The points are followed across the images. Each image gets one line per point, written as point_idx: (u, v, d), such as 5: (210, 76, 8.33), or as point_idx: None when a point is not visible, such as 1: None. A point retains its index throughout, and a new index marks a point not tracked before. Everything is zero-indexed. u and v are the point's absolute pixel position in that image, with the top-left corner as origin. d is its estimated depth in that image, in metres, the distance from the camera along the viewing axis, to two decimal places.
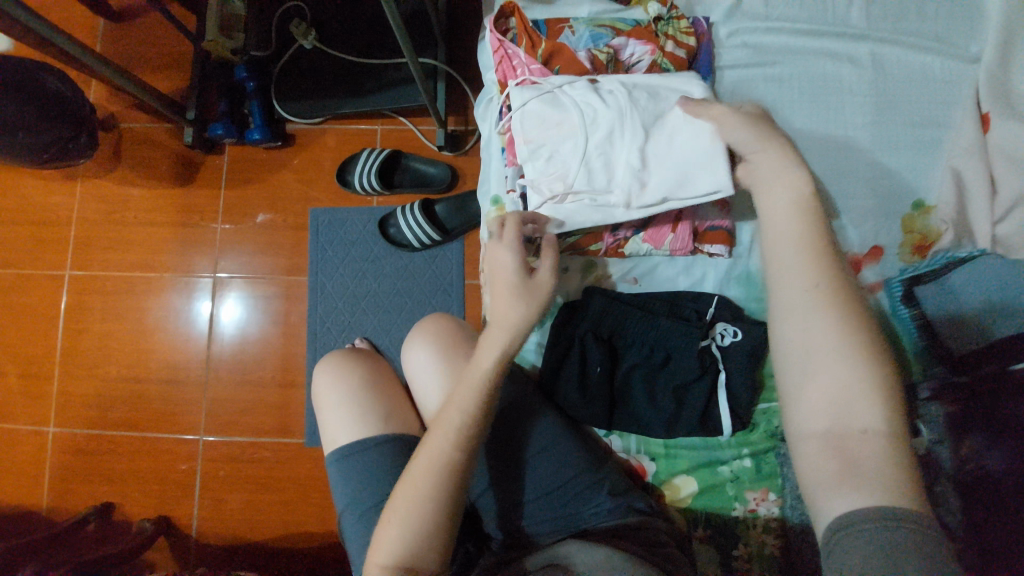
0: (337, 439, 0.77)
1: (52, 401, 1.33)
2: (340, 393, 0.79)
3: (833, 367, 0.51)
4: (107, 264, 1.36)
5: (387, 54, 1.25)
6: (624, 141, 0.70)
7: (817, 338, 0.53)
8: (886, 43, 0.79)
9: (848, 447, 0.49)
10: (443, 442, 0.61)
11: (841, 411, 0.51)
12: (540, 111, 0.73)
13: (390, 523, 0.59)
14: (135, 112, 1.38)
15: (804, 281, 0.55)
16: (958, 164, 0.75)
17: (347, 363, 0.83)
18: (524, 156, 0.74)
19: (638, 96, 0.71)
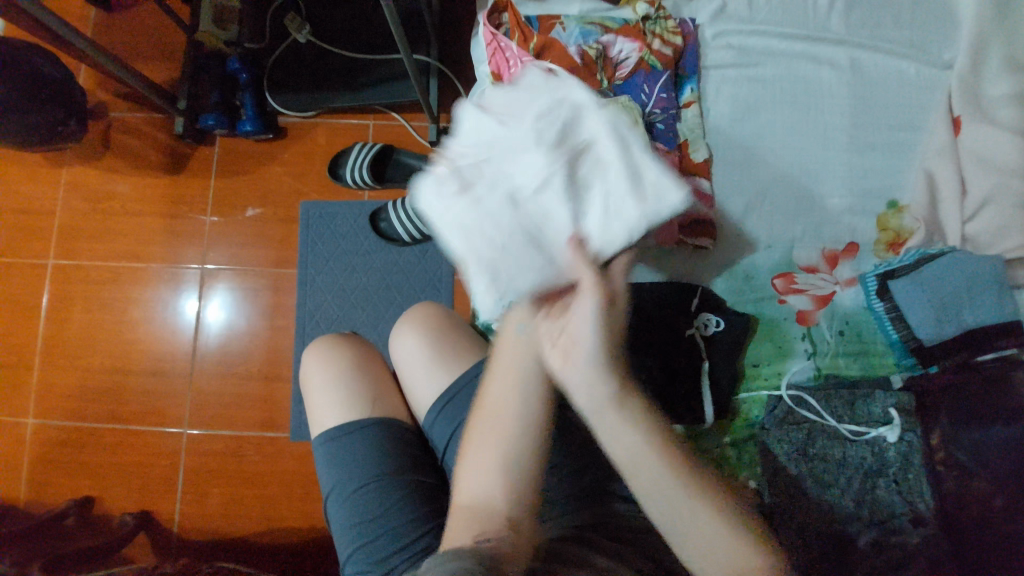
0: (325, 422, 0.77)
1: (31, 391, 1.31)
2: (328, 375, 0.79)
3: (681, 500, 0.58)
4: (94, 255, 1.34)
5: (381, 50, 1.26)
6: (499, 205, 0.66)
7: (672, 493, 0.58)
8: (864, 49, 0.82)
9: (725, 559, 0.56)
10: (511, 393, 0.64)
11: (724, 552, 0.56)
12: (506, 105, 0.69)
13: (465, 468, 0.64)
14: (124, 101, 1.37)
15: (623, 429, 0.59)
16: (932, 165, 0.79)
17: (334, 346, 0.82)
18: (461, 122, 0.72)
19: (555, 200, 0.64)
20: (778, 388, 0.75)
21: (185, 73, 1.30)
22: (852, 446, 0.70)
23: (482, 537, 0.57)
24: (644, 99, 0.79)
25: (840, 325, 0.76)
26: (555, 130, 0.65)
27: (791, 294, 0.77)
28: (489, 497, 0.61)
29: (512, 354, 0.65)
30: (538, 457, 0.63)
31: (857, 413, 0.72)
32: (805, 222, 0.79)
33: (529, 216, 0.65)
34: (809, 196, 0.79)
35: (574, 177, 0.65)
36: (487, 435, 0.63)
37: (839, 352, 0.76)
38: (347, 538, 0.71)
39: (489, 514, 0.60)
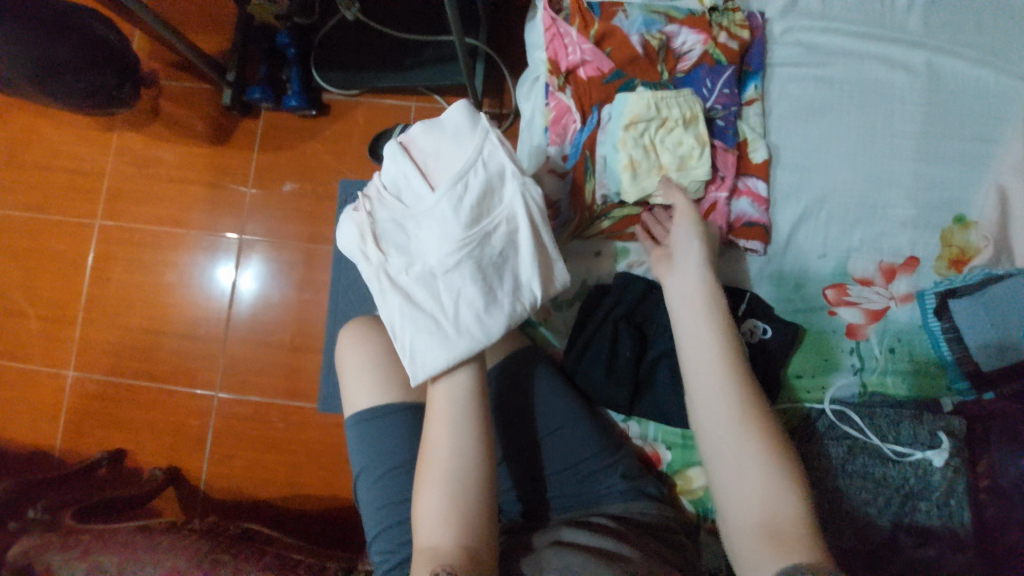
0: (358, 401, 0.78)
1: (73, 345, 1.36)
2: (364, 355, 0.80)
3: (742, 440, 0.55)
4: (138, 217, 1.38)
5: (428, 29, 1.25)
6: (408, 265, 0.68)
7: (729, 425, 0.56)
8: (941, 53, 0.78)
9: (775, 523, 0.51)
10: (445, 434, 0.64)
11: (769, 505, 0.52)
12: (432, 162, 0.68)
13: (422, 501, 0.61)
14: (175, 69, 1.39)
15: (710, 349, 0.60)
16: (1004, 181, 0.75)
17: (369, 327, 0.82)
18: (385, 168, 0.70)
19: (461, 272, 0.66)
20: (820, 402, 0.73)
21: (236, 45, 1.31)
22: (893, 466, 0.68)
23: (441, 568, 0.55)
24: (705, 93, 0.76)
25: (891, 342, 0.73)
26: (472, 200, 0.66)
27: (842, 306, 0.75)
28: (441, 536, 0.59)
29: (438, 402, 0.66)
30: (483, 493, 0.61)
31: (901, 433, 0.69)
32: (864, 233, 0.76)
33: (432, 279, 0.67)
34: (870, 205, 0.76)
35: (482, 249, 0.66)
36: (431, 478, 0.62)
37: (889, 369, 0.73)
38: (376, 518, 0.73)
39: (442, 554, 0.57)
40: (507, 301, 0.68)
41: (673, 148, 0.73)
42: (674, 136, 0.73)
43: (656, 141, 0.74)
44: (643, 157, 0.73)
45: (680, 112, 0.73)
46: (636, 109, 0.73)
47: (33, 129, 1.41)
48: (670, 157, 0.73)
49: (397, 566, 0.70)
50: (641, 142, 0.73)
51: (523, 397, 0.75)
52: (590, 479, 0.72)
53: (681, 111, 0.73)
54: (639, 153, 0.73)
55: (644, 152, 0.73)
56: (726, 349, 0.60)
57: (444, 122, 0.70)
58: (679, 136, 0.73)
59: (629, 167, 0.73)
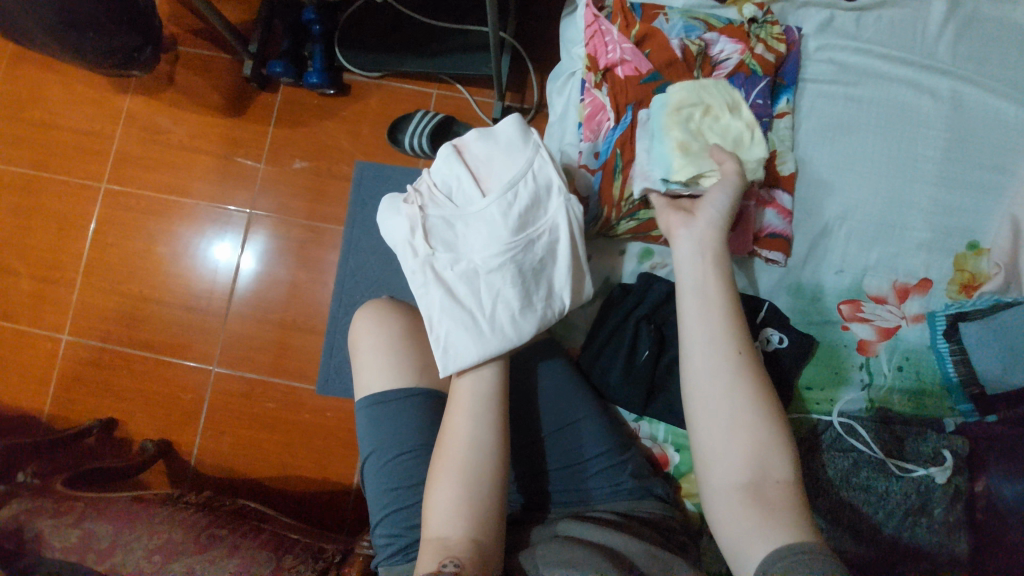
0: (371, 384, 0.78)
1: (70, 309, 1.33)
2: (381, 337, 0.79)
3: (736, 404, 0.58)
4: (144, 184, 1.36)
5: (457, 18, 1.24)
6: (453, 261, 0.69)
7: (725, 383, 0.59)
8: (967, 83, 0.80)
9: (765, 487, 0.55)
10: (466, 426, 0.64)
11: (759, 468, 0.56)
12: (485, 169, 0.73)
13: (435, 493, 0.61)
14: (195, 37, 1.37)
15: (711, 310, 0.62)
16: (1019, 212, 0.77)
17: (386, 309, 0.82)
18: (440, 168, 0.73)
19: (504, 276, 0.69)
20: (829, 414, 0.75)
21: (261, 17, 1.30)
22: (896, 481, 0.70)
23: (449, 560, 0.55)
24: None
25: (900, 360, 0.75)
26: (519, 207, 0.69)
27: (855, 321, 0.76)
28: (452, 526, 0.59)
29: (462, 393, 0.67)
30: (496, 491, 0.62)
31: (904, 449, 0.71)
32: (881, 252, 0.77)
33: (474, 277, 0.69)
34: (888, 225, 0.78)
35: (524, 255, 0.69)
36: (447, 469, 0.62)
37: (896, 386, 0.75)
38: (383, 502, 0.72)
39: (450, 543, 0.58)
40: (541, 307, 0.70)
41: (722, 133, 0.72)
42: (721, 123, 0.72)
43: (702, 126, 0.72)
44: (693, 140, 0.71)
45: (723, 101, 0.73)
46: (681, 97, 0.72)
47: (41, 85, 1.38)
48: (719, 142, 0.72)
49: (403, 549, 0.70)
50: (689, 126, 0.71)
51: (533, 394, 0.76)
52: (603, 474, 0.73)
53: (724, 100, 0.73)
54: (689, 137, 0.71)
55: (694, 136, 0.71)
56: (728, 310, 0.62)
57: (499, 134, 0.74)
58: (727, 121, 0.72)
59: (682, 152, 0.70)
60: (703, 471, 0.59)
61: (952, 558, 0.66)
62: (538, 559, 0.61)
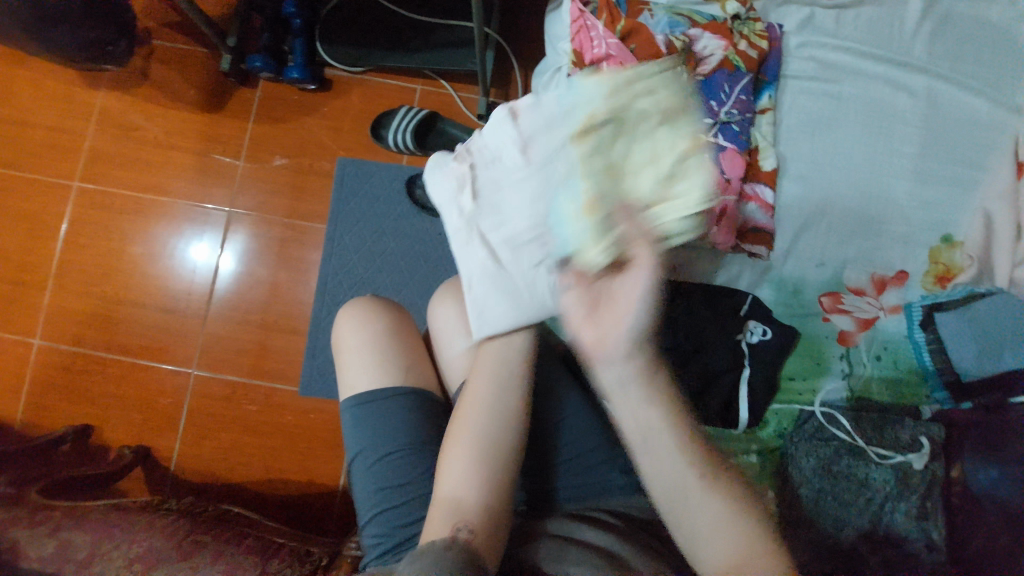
0: (357, 384, 0.77)
1: (41, 312, 1.29)
2: (366, 335, 0.79)
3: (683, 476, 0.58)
4: (118, 182, 1.31)
5: (441, 13, 1.23)
6: (496, 225, 0.83)
7: (670, 461, 0.58)
8: (942, 80, 0.82)
9: (736, 551, 0.54)
10: (485, 394, 0.66)
11: (726, 534, 0.55)
12: (531, 139, 0.83)
13: (451, 458, 0.64)
14: (169, 30, 1.33)
15: (634, 395, 0.60)
16: (990, 206, 0.79)
17: (373, 307, 0.81)
18: (493, 134, 0.86)
19: (534, 242, 0.81)
20: (810, 404, 0.77)
21: (238, 11, 1.27)
22: (876, 467, 0.72)
23: (462, 525, 0.59)
24: (722, 97, 0.78)
25: (878, 350, 0.77)
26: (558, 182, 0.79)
27: (836, 313, 0.78)
28: (465, 490, 0.62)
29: (488, 356, 0.70)
30: (510, 459, 0.64)
31: (883, 436, 0.73)
32: (860, 246, 0.79)
33: (511, 243, 0.82)
34: (867, 219, 0.80)
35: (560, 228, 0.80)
36: (464, 435, 0.65)
37: (875, 376, 0.77)
38: (372, 502, 0.71)
39: (463, 507, 0.61)
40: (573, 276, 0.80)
41: (653, 167, 0.62)
42: (644, 151, 0.62)
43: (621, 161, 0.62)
44: (611, 178, 0.62)
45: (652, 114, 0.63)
46: (600, 111, 0.63)
47: (7, 79, 1.32)
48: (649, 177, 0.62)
49: (393, 549, 0.68)
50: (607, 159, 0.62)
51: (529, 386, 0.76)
52: (593, 470, 0.73)
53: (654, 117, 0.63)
54: (602, 177, 0.62)
55: (613, 173, 0.62)
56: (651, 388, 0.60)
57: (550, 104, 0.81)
58: (653, 150, 0.62)
59: (593, 202, 0.61)
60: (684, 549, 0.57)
61: (930, 542, 0.68)
62: (530, 556, 0.61)
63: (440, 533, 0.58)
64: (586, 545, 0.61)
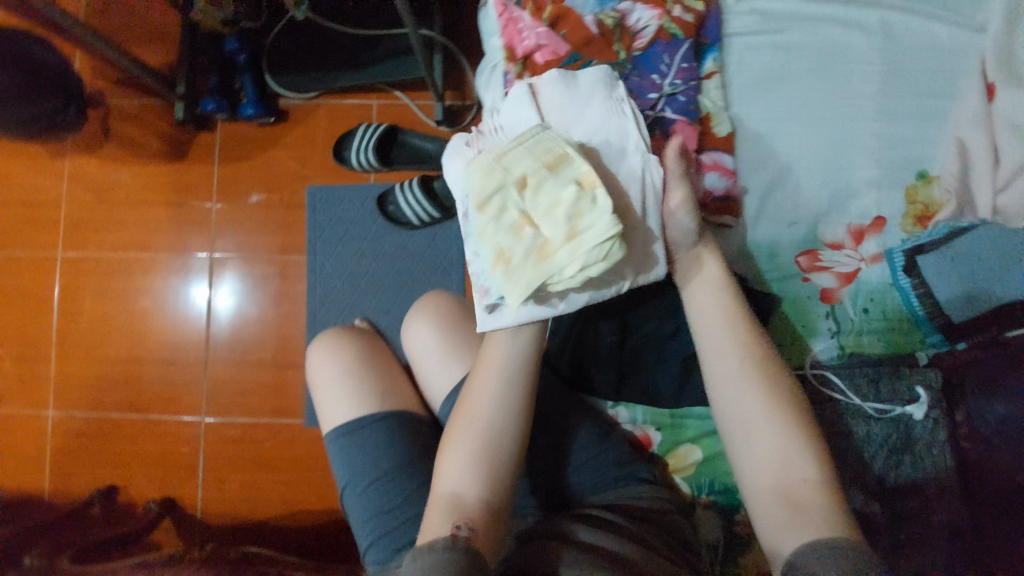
0: (338, 415, 0.79)
1: (50, 383, 1.32)
2: (339, 365, 0.83)
3: (767, 427, 0.58)
4: (100, 246, 1.33)
5: (381, 24, 1.21)
6: None
7: (755, 405, 0.60)
8: (895, 11, 0.78)
9: (796, 492, 0.55)
10: (491, 386, 0.66)
11: (788, 469, 0.56)
12: (554, 111, 0.71)
13: (450, 456, 0.63)
14: (121, 87, 1.34)
15: (736, 355, 0.63)
16: (963, 134, 0.76)
17: (341, 339, 0.87)
18: (509, 103, 0.72)
19: None
20: (801, 368, 0.75)
21: (180, 55, 1.25)
22: (877, 423, 0.71)
23: (461, 523, 0.58)
24: (664, 70, 0.75)
25: (864, 303, 0.75)
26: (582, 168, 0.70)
27: (815, 272, 0.76)
28: (468, 484, 0.61)
29: (495, 348, 0.69)
30: (515, 453, 0.63)
31: (881, 391, 0.72)
32: (831, 198, 0.76)
33: None
34: (836, 169, 0.77)
35: None
36: (468, 430, 0.64)
37: (864, 329, 0.75)
38: (366, 530, 0.72)
39: (465, 503, 0.60)
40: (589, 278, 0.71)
41: (553, 211, 0.61)
42: (545, 195, 0.62)
43: (530, 205, 0.63)
44: (515, 241, 0.62)
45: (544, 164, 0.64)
46: (489, 182, 0.64)
47: None
48: (553, 225, 0.61)
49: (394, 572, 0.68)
50: (506, 220, 0.63)
51: None
52: (585, 467, 0.73)
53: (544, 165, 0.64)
54: (512, 232, 0.62)
55: (514, 236, 0.62)
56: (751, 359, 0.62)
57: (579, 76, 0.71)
58: (551, 197, 0.62)
59: (506, 255, 0.62)
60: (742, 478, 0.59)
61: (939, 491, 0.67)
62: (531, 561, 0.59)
63: (442, 530, 0.57)
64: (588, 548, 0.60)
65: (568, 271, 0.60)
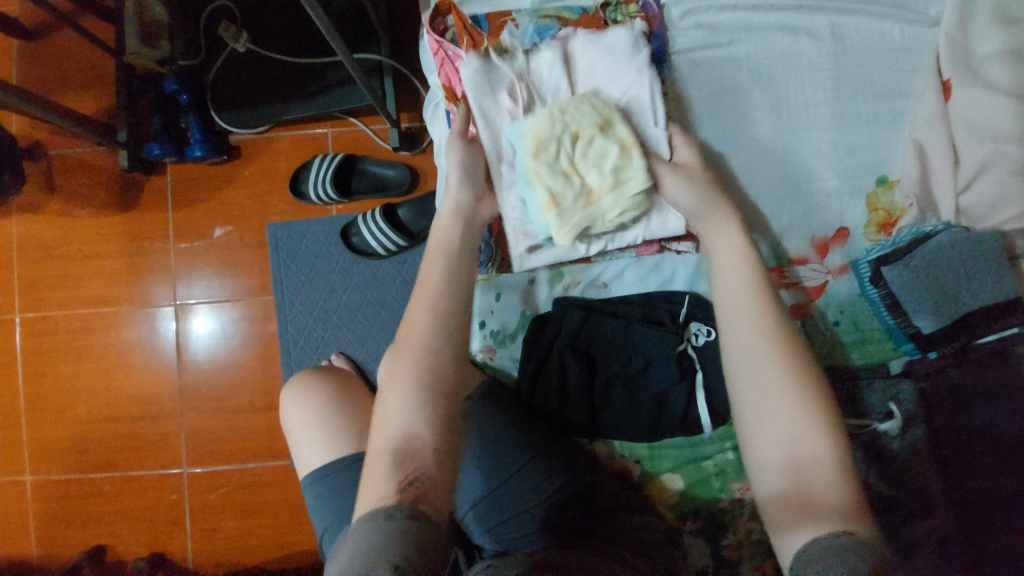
0: (315, 460, 0.78)
1: (24, 449, 1.29)
2: (311, 413, 0.80)
3: (786, 405, 0.55)
4: (60, 305, 1.29)
5: (327, 51, 1.16)
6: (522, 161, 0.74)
7: (773, 376, 0.56)
8: (844, 13, 0.76)
9: (807, 473, 0.53)
10: (427, 318, 0.59)
11: (804, 450, 0.54)
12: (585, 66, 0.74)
13: (387, 410, 0.56)
14: (67, 138, 1.30)
15: (756, 327, 0.58)
16: (922, 136, 0.74)
17: (309, 382, 0.83)
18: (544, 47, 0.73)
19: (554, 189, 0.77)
20: None
21: (119, 99, 1.20)
22: (854, 440, 0.69)
23: (409, 479, 0.52)
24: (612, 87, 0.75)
25: (835, 315, 0.74)
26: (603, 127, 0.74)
27: (783, 288, 0.74)
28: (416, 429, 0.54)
29: (430, 279, 0.62)
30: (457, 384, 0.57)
31: (857, 408, 0.71)
32: (792, 212, 0.75)
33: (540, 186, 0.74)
34: (796, 181, 0.75)
35: None
36: (405, 368, 0.57)
37: (837, 344, 0.74)
38: None
39: (413, 452, 0.53)
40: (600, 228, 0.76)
41: (601, 164, 0.69)
42: (594, 148, 0.69)
43: (578, 156, 0.69)
44: (566, 185, 0.68)
45: (592, 120, 0.70)
46: (545, 130, 0.69)
47: None
48: (600, 176, 0.68)
49: None
50: (559, 166, 0.69)
51: (492, 426, 0.70)
52: (574, 502, 0.69)
53: (591, 123, 0.70)
54: (564, 178, 0.68)
55: (566, 181, 0.68)
56: (773, 331, 0.57)
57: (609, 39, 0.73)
58: (600, 150, 0.69)
59: (558, 198, 0.68)
60: (748, 451, 0.57)
61: (918, 499, 0.67)
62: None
63: (387, 492, 0.51)
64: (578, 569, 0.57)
65: (610, 216, 0.69)
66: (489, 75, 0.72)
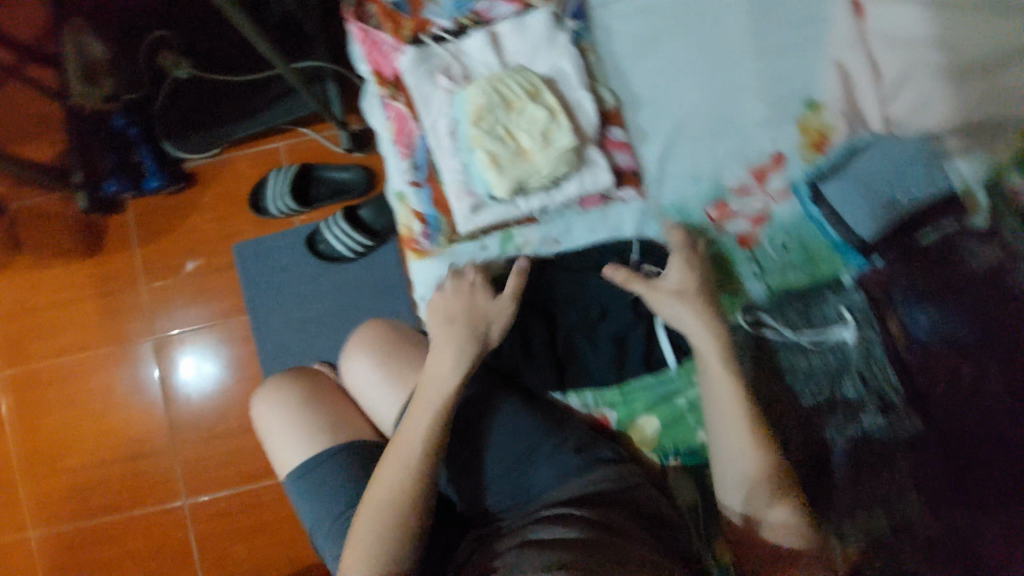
0: (297, 456, 0.78)
1: (22, 506, 1.28)
2: (287, 412, 0.80)
3: (741, 440, 0.64)
4: (39, 356, 1.29)
5: (266, 66, 1.17)
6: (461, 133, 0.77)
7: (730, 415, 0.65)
8: None
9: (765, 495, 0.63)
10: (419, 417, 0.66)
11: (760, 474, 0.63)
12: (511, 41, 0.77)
13: (375, 497, 0.64)
14: (25, 190, 1.30)
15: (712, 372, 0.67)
16: (841, 55, 0.76)
17: (281, 383, 0.83)
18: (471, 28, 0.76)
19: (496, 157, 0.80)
20: (736, 317, 0.75)
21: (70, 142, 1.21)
22: (813, 352, 0.73)
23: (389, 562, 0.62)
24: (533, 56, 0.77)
25: (782, 239, 0.76)
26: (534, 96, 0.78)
27: (728, 220, 0.76)
28: (396, 492, 0.63)
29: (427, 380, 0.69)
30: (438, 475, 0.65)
31: (813, 320, 0.73)
32: (728, 146, 0.77)
33: None
34: (726, 115, 0.77)
35: None
36: (395, 461, 0.65)
37: (787, 266, 0.76)
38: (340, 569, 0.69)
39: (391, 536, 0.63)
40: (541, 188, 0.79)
41: (533, 126, 0.72)
42: (525, 113, 0.72)
43: (510, 121, 0.72)
44: (501, 148, 0.72)
45: (521, 88, 0.73)
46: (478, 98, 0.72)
47: None
48: (532, 136, 0.72)
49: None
50: (494, 132, 0.72)
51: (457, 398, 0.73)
52: (550, 460, 0.69)
53: (523, 89, 0.73)
54: (500, 142, 0.72)
55: (501, 145, 0.72)
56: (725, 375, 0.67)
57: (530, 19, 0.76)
58: (530, 114, 0.72)
59: (495, 160, 0.71)
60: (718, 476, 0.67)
61: (884, 403, 0.68)
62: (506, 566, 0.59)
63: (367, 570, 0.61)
64: (559, 546, 0.59)
65: (545, 172, 0.72)
66: (421, 57, 0.75)
